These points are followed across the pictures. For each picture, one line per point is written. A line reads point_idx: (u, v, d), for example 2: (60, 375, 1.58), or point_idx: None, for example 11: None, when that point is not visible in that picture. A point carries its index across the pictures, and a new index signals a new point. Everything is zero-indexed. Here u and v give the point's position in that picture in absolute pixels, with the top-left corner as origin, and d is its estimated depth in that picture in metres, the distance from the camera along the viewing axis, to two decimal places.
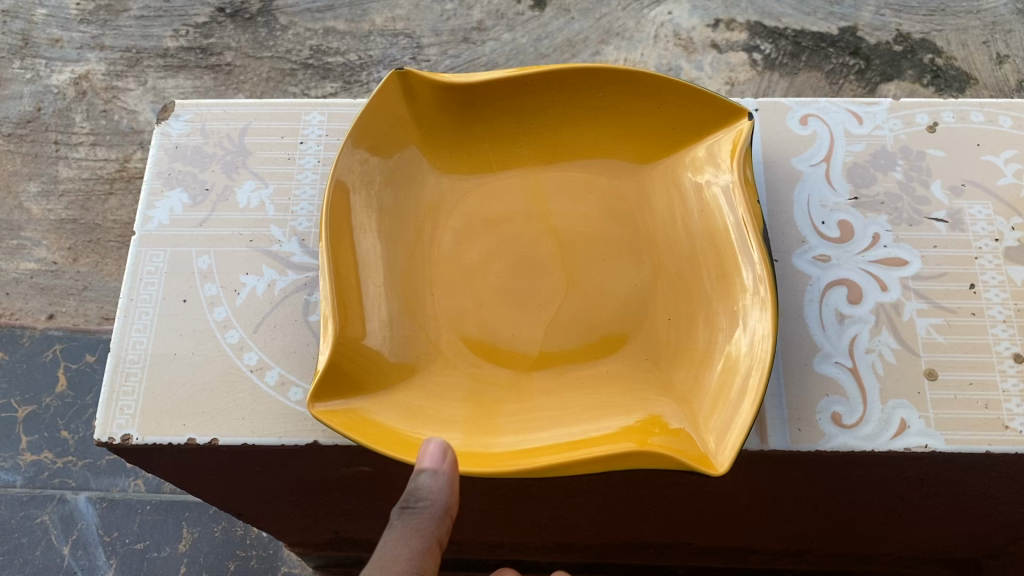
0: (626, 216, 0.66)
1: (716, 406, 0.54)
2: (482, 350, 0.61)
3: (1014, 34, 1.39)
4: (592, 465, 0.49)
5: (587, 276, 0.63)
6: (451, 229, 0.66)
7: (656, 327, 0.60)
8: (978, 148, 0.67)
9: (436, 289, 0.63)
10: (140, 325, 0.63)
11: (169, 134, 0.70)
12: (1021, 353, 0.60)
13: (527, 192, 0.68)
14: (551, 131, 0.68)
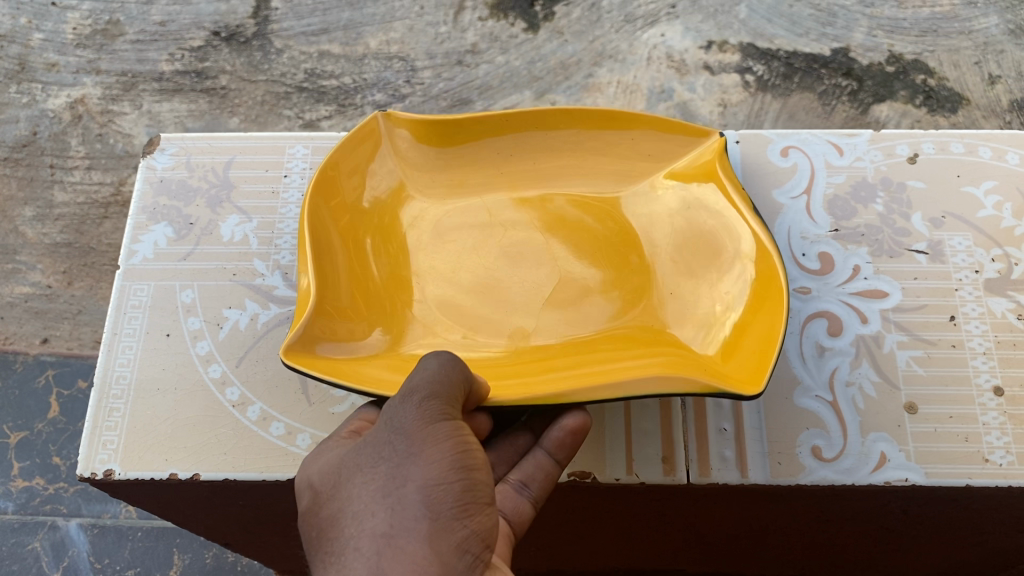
0: (614, 227, 0.65)
1: (740, 354, 0.53)
2: (476, 352, 0.59)
3: (1005, 55, 1.39)
4: (614, 391, 0.48)
5: (575, 287, 0.62)
6: (433, 252, 0.65)
7: (657, 316, 0.59)
8: (959, 179, 0.68)
9: (423, 304, 0.62)
10: (123, 360, 0.64)
11: (154, 167, 0.71)
12: (1001, 386, 0.60)
13: (509, 212, 0.67)
14: (528, 157, 0.69)
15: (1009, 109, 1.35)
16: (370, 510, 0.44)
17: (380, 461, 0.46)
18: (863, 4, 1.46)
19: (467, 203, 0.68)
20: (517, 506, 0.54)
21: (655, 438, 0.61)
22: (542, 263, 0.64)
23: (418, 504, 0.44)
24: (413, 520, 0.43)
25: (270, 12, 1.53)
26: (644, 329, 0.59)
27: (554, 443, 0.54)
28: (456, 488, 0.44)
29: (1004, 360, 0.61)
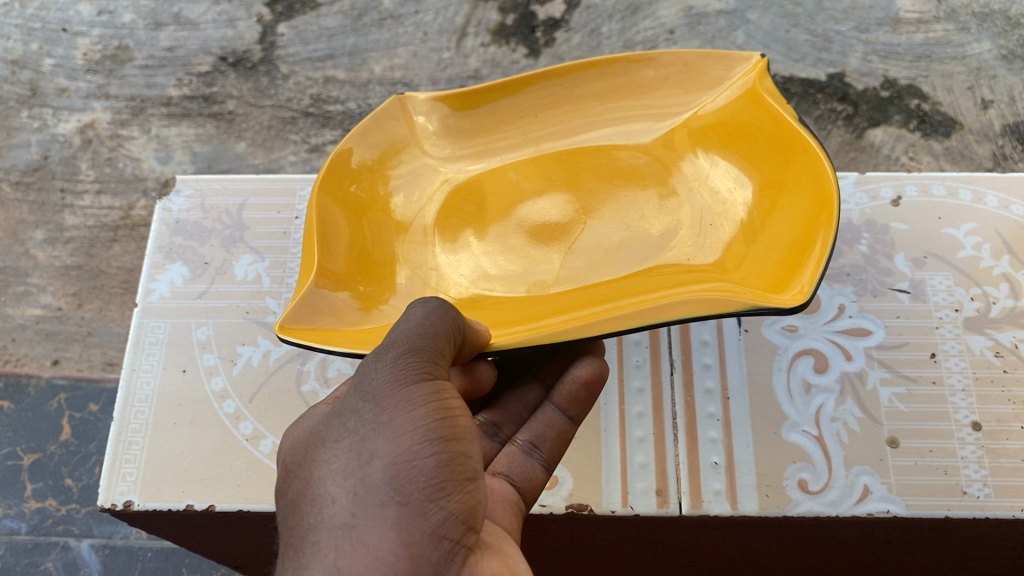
0: (647, 175, 0.69)
1: (779, 277, 0.55)
2: (503, 306, 0.62)
3: (1000, 79, 1.32)
4: (646, 318, 0.50)
5: (614, 226, 0.67)
6: (467, 208, 0.70)
7: (688, 255, 0.63)
8: (940, 221, 0.71)
9: (454, 262, 0.66)
10: (141, 395, 0.67)
11: (170, 208, 0.75)
12: (979, 421, 0.63)
13: (544, 166, 0.71)
14: (559, 117, 0.74)
15: (1001, 134, 1.29)
16: (339, 486, 0.45)
17: (353, 434, 0.46)
18: (857, 29, 1.39)
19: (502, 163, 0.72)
20: (525, 469, 0.58)
21: (650, 471, 0.64)
22: (582, 213, 0.68)
23: (384, 480, 0.44)
24: (380, 501, 0.43)
25: (276, 38, 1.53)
26: (686, 258, 0.63)
27: (567, 398, 0.58)
28: (429, 463, 0.44)
29: (983, 396, 0.64)
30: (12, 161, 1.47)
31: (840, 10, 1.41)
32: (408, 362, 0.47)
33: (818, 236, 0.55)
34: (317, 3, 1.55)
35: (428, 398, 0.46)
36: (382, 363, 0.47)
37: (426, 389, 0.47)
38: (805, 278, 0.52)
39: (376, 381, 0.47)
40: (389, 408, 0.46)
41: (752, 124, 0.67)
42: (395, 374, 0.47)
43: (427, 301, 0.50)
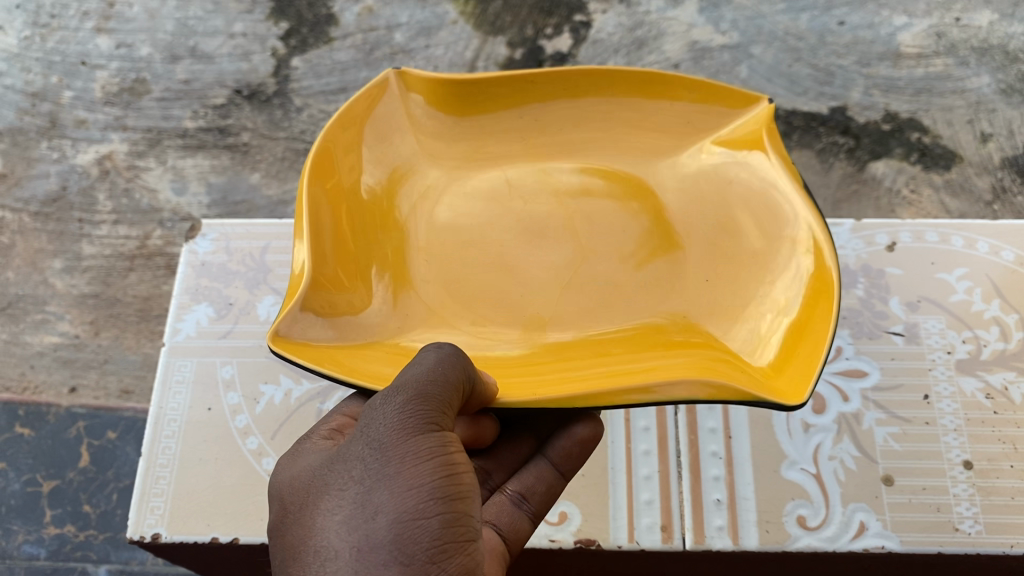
0: (638, 197, 0.72)
1: (781, 357, 0.57)
2: (495, 325, 0.65)
3: (998, 113, 1.33)
4: (650, 394, 0.51)
5: (608, 246, 0.69)
6: (459, 208, 0.72)
7: (682, 291, 0.66)
8: (933, 266, 0.78)
9: (444, 261, 0.68)
10: (168, 431, 0.72)
11: (196, 251, 0.82)
12: (970, 460, 0.68)
13: (539, 179, 0.74)
14: (555, 126, 0.76)
15: (1000, 167, 1.29)
16: (343, 537, 0.46)
17: (358, 485, 0.48)
18: (859, 63, 1.39)
19: (496, 165, 0.75)
20: (511, 520, 0.60)
21: (655, 507, 0.68)
22: (569, 232, 0.71)
23: (387, 537, 0.45)
24: (383, 562, 0.45)
25: (290, 71, 1.48)
26: (678, 289, 0.66)
27: (562, 454, 0.62)
28: (433, 522, 0.46)
29: (974, 436, 0.69)
30: (31, 191, 1.42)
31: (842, 45, 1.41)
32: (415, 416, 0.49)
33: (815, 316, 0.58)
34: (330, 37, 1.50)
35: (434, 455, 0.48)
36: (389, 414, 0.49)
37: (432, 444, 0.48)
38: (803, 363, 0.55)
39: (383, 433, 0.48)
40: (397, 464, 0.47)
41: (754, 172, 0.70)
42: (402, 428, 0.48)
43: (438, 346, 0.52)
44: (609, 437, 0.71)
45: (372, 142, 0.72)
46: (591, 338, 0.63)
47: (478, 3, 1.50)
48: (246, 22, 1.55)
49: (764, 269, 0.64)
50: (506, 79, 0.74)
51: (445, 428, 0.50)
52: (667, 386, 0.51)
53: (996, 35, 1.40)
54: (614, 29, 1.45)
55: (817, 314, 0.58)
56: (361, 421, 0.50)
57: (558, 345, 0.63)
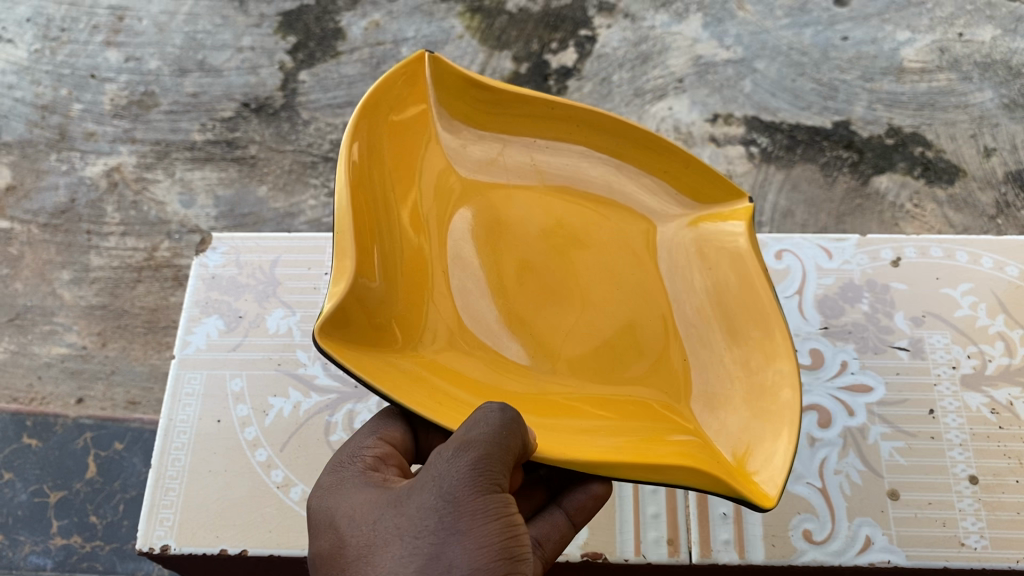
0: (626, 244, 0.68)
1: (758, 459, 0.55)
2: (482, 366, 0.59)
3: (1000, 128, 1.34)
4: (640, 471, 0.50)
5: (598, 295, 0.65)
6: (456, 221, 0.65)
7: (672, 358, 0.62)
8: (938, 281, 0.79)
9: (448, 276, 0.62)
10: (178, 443, 0.74)
11: (207, 264, 0.84)
12: (975, 475, 0.68)
13: (532, 207, 0.69)
14: (553, 156, 0.71)
15: (1004, 181, 1.30)
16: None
17: (426, 537, 0.47)
18: (862, 78, 1.40)
19: (494, 181, 0.69)
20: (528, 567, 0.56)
21: (662, 521, 0.68)
22: (559, 271, 0.66)
23: None
24: None
25: (298, 85, 1.49)
26: (660, 357, 0.62)
27: (579, 508, 0.59)
28: None
29: (979, 450, 0.69)
30: (40, 203, 1.43)
31: (846, 59, 1.42)
32: (488, 475, 0.48)
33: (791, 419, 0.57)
34: (338, 51, 1.51)
35: (502, 516, 0.48)
36: (462, 470, 0.48)
37: (498, 506, 0.48)
38: (775, 470, 0.53)
39: (454, 486, 0.48)
40: (466, 522, 0.47)
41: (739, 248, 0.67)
42: (474, 485, 0.48)
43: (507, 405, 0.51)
44: None
45: (394, 122, 0.63)
46: (574, 402, 0.59)
47: (483, 18, 1.51)
48: (254, 36, 1.55)
49: (747, 353, 0.61)
50: (526, 95, 0.69)
51: (505, 486, 0.50)
52: (665, 470, 0.50)
53: (999, 50, 1.41)
54: (619, 43, 1.45)
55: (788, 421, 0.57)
56: (429, 468, 0.49)
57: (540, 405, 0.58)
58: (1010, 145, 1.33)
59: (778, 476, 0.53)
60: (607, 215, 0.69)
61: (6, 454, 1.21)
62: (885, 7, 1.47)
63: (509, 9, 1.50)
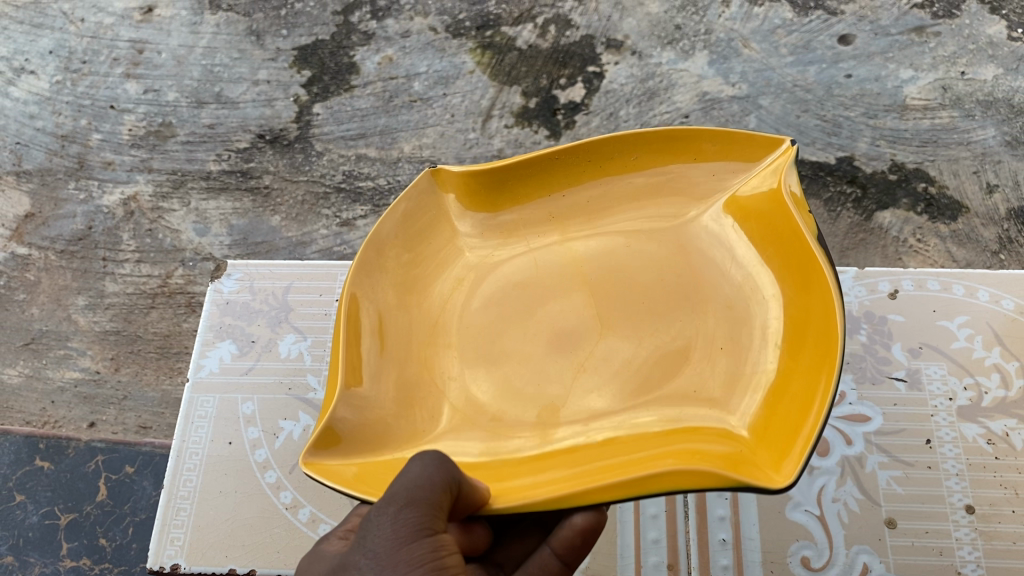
0: (659, 259, 0.73)
1: (786, 432, 0.57)
2: (517, 410, 0.66)
3: (1003, 165, 1.36)
4: (626, 488, 0.52)
5: (629, 315, 0.70)
6: (485, 293, 0.74)
7: (706, 359, 0.66)
8: (935, 313, 0.84)
9: (466, 349, 0.71)
10: (190, 464, 0.79)
11: (222, 290, 0.89)
12: (971, 504, 0.74)
13: (562, 252, 0.76)
14: (587, 199, 0.78)
15: (1007, 218, 1.32)
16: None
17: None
18: (866, 115, 1.42)
19: (528, 243, 0.77)
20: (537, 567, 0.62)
21: (662, 546, 0.76)
22: (587, 306, 0.72)
23: None
24: None
25: (312, 117, 1.52)
26: (694, 361, 0.66)
27: (564, 543, 0.60)
28: None
29: (975, 480, 0.75)
30: (58, 230, 1.46)
31: (849, 96, 1.44)
32: (409, 526, 0.51)
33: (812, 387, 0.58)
34: (351, 84, 1.54)
35: (427, 560, 0.51)
36: (384, 525, 0.51)
37: (423, 553, 0.51)
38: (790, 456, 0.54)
39: (379, 542, 0.51)
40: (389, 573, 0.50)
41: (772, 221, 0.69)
42: (393, 538, 0.51)
43: (423, 452, 0.54)
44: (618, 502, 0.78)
45: (407, 242, 0.75)
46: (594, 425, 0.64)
47: (494, 54, 1.54)
48: (270, 69, 1.59)
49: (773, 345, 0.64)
50: (533, 159, 0.76)
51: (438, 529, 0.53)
52: (647, 482, 0.52)
53: (1000, 88, 1.42)
54: (626, 79, 1.49)
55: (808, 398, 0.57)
56: (361, 525, 0.53)
57: (563, 435, 0.64)
58: (1012, 182, 1.34)
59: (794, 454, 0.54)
60: (642, 233, 0.75)
61: (19, 476, 1.23)
62: (888, 45, 1.48)
63: (518, 45, 1.54)
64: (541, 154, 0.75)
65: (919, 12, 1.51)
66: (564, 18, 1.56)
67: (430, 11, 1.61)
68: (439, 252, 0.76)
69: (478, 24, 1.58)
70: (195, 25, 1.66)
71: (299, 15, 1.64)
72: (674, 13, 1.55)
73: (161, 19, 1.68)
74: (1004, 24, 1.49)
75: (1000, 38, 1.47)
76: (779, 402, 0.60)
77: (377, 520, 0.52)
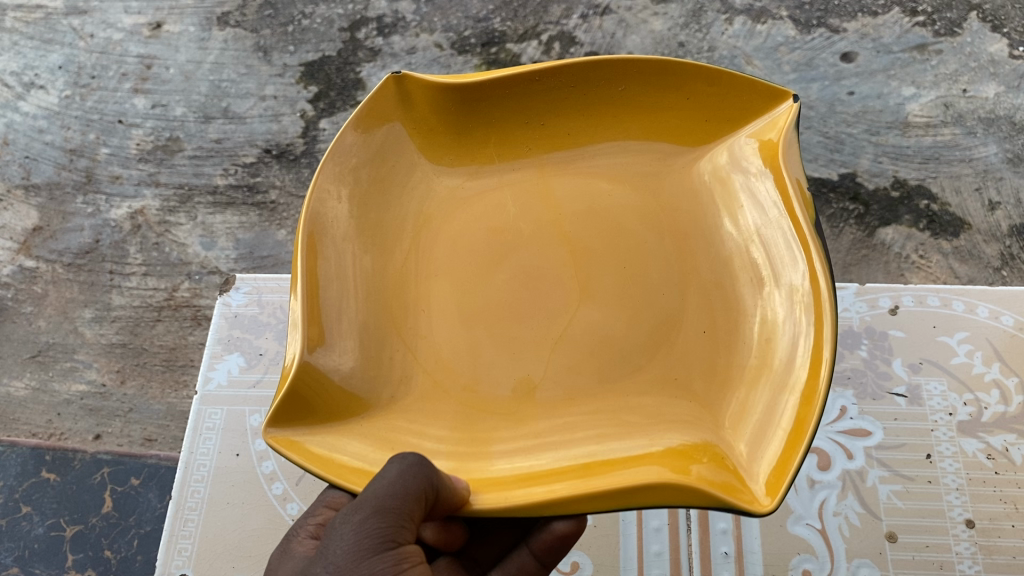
0: (638, 224, 0.75)
1: (764, 438, 0.60)
2: (491, 369, 0.68)
3: (1005, 182, 1.36)
4: (609, 500, 0.55)
5: (603, 273, 0.72)
6: (458, 241, 0.76)
7: (692, 340, 0.68)
8: (936, 329, 0.85)
9: (436, 295, 0.73)
10: (198, 476, 0.80)
11: (230, 303, 0.91)
12: (971, 519, 0.75)
13: (541, 199, 0.78)
14: (566, 132, 0.80)
15: (1008, 235, 1.33)
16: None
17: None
18: (868, 132, 1.43)
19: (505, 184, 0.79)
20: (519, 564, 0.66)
21: (664, 559, 0.76)
22: (561, 265, 0.73)
23: None
24: None
25: (319, 133, 1.54)
26: (669, 333, 0.68)
27: (543, 545, 0.64)
28: None
29: (976, 495, 0.76)
30: (66, 244, 1.48)
31: (851, 113, 1.45)
32: (371, 536, 0.54)
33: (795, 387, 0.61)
34: (357, 100, 1.56)
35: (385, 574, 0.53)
36: (348, 533, 0.54)
37: (383, 565, 0.53)
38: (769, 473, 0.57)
39: (339, 554, 0.54)
40: None
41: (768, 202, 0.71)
42: (355, 548, 0.54)
43: (401, 459, 0.55)
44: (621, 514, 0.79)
45: (376, 171, 0.78)
46: (572, 409, 0.66)
47: (499, 71, 1.56)
48: (277, 85, 1.60)
49: (759, 330, 0.67)
50: (508, 79, 0.77)
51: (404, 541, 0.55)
52: (632, 494, 0.54)
53: (1002, 106, 1.43)
54: None
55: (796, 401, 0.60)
56: (333, 526, 0.55)
57: (542, 417, 0.65)
58: (1014, 200, 1.35)
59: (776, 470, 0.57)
60: (624, 185, 0.78)
61: (25, 488, 1.24)
62: (890, 63, 1.50)
63: (524, 62, 1.56)
64: (520, 72, 0.77)
65: (921, 31, 1.52)
66: (568, 35, 1.57)
67: (436, 27, 1.63)
68: (412, 184, 0.79)
69: (484, 41, 1.59)
70: (203, 41, 1.67)
71: (306, 31, 1.66)
72: (677, 30, 1.56)
73: (169, 35, 1.69)
74: (1005, 42, 1.50)
75: (1002, 56, 1.48)
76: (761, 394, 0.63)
77: (346, 528, 0.54)
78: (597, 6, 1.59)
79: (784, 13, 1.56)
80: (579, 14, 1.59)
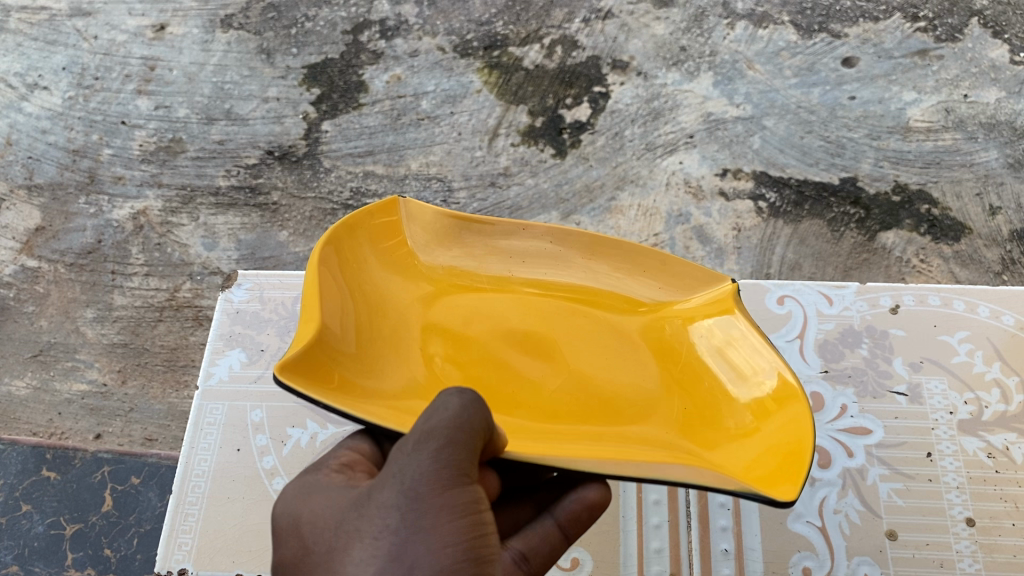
0: (610, 338, 0.72)
1: (757, 476, 0.56)
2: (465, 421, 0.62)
3: (1005, 187, 1.37)
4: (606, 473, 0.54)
5: (579, 386, 0.68)
6: (437, 321, 0.71)
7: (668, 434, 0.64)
8: (936, 329, 0.86)
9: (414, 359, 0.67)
10: (199, 470, 0.81)
11: (232, 299, 0.92)
12: (972, 518, 0.75)
13: (518, 308, 0.74)
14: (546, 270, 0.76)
15: (1009, 239, 1.33)
16: None
17: (387, 536, 0.46)
18: (869, 136, 1.43)
19: (486, 293, 0.74)
20: (543, 531, 0.61)
21: (664, 556, 0.76)
22: (535, 364, 0.70)
23: None
24: None
25: (321, 134, 1.54)
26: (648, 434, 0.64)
27: (571, 516, 0.62)
28: None
29: (976, 494, 0.76)
30: (68, 243, 1.48)
31: (853, 117, 1.46)
32: (450, 468, 0.48)
33: (772, 443, 0.59)
34: (360, 102, 1.56)
35: (468, 511, 0.47)
36: (425, 461, 0.48)
37: (465, 500, 0.48)
38: (765, 488, 0.55)
39: (417, 481, 0.47)
40: (426, 517, 0.46)
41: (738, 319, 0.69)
42: (438, 479, 0.47)
43: (462, 391, 0.52)
44: (621, 511, 0.79)
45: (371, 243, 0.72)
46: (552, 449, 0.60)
47: (501, 74, 1.56)
48: (280, 87, 1.61)
49: (740, 425, 0.62)
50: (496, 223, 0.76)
51: (477, 482, 0.50)
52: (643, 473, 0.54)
53: (1003, 111, 1.44)
54: (631, 100, 1.50)
55: (779, 445, 0.58)
56: (399, 457, 0.49)
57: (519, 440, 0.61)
58: (1015, 205, 1.35)
59: (773, 488, 0.54)
60: (597, 313, 0.74)
61: (26, 486, 1.24)
62: (891, 67, 1.50)
63: (525, 65, 1.56)
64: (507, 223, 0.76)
65: (922, 36, 1.53)
66: (571, 39, 1.58)
67: (438, 31, 1.63)
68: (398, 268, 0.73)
69: (486, 44, 1.60)
70: (206, 43, 1.68)
71: (309, 34, 1.67)
72: (680, 34, 1.57)
73: (173, 37, 1.70)
74: (1007, 47, 1.50)
75: (1003, 62, 1.49)
76: (743, 454, 0.60)
77: (420, 455, 0.48)
78: (599, 11, 1.60)
79: (786, 18, 1.57)
80: (581, 18, 1.60)
